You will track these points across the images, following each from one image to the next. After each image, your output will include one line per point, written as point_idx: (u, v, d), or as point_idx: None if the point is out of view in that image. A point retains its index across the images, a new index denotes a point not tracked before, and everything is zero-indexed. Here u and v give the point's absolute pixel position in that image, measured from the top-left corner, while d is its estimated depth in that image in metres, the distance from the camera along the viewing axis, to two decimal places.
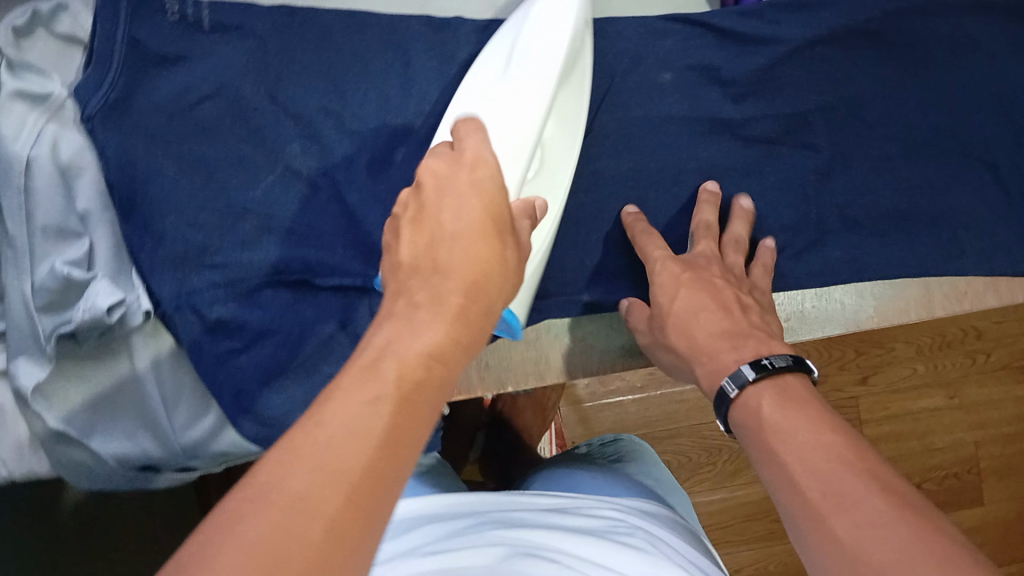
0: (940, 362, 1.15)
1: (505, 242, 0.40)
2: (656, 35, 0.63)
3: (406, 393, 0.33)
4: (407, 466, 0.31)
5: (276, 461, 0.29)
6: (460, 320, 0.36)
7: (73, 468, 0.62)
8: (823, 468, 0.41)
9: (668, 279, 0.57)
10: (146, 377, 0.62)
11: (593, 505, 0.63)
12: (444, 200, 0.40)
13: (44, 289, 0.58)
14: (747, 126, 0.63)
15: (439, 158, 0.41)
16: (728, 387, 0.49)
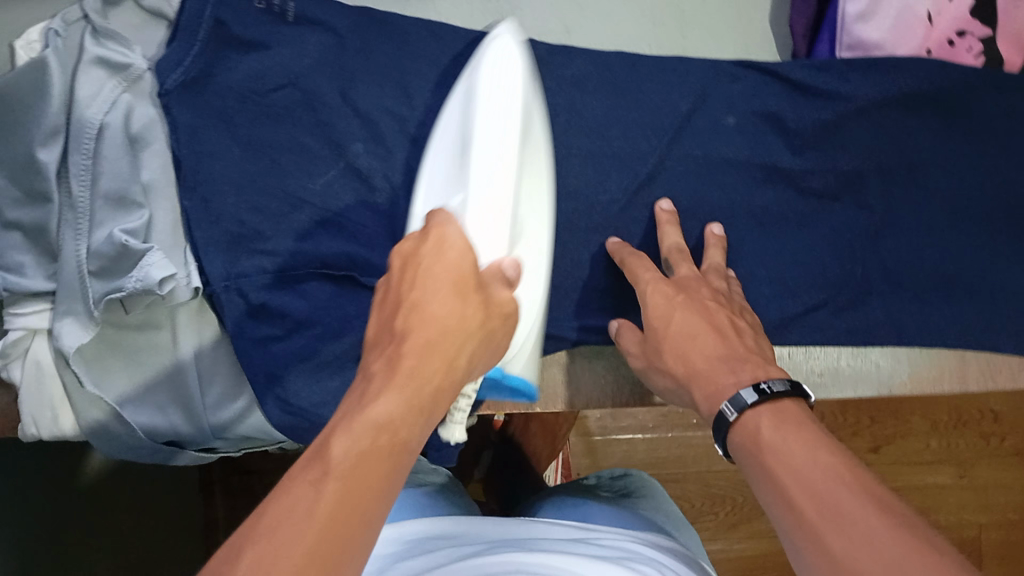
0: (954, 440, 1.15)
1: (471, 311, 0.44)
2: (725, 77, 0.64)
3: (369, 453, 0.36)
4: (370, 509, 0.35)
5: (258, 513, 0.34)
6: (422, 384, 0.40)
7: (100, 434, 0.62)
8: (822, 497, 0.40)
9: (661, 304, 0.56)
10: (185, 353, 0.63)
11: (606, 535, 0.63)
12: (418, 279, 0.45)
13: (99, 254, 0.60)
14: (805, 178, 0.64)
15: (412, 242, 0.47)
16: (726, 411, 0.48)
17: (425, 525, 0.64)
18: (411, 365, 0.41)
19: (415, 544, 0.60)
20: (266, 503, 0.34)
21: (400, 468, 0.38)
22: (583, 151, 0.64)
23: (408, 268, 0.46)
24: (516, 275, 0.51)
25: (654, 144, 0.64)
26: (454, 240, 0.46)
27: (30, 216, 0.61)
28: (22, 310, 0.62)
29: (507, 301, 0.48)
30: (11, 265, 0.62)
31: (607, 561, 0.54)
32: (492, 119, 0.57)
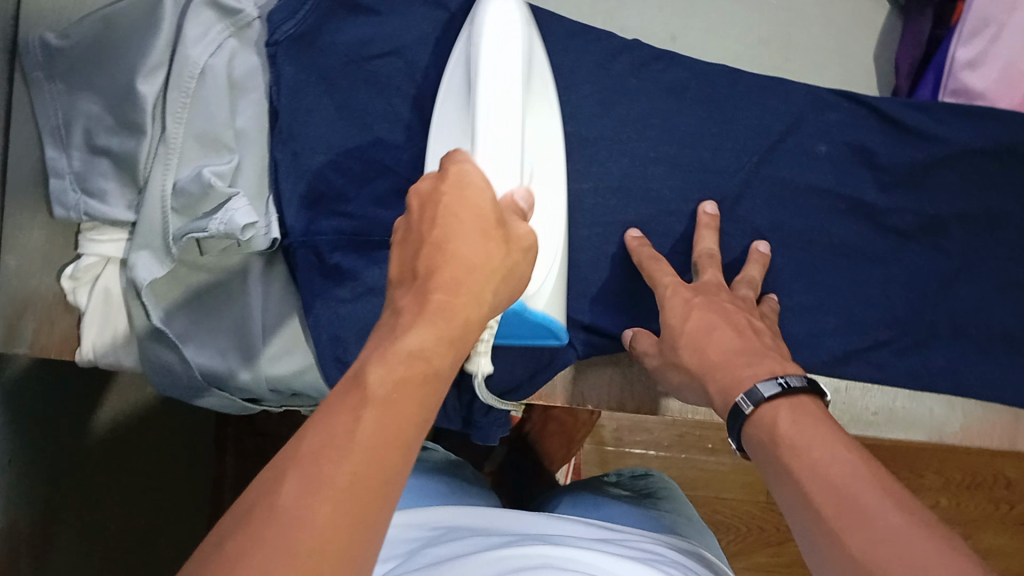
0: (963, 501, 1.15)
1: (495, 248, 0.43)
2: (823, 106, 0.65)
3: (404, 382, 0.35)
4: (407, 438, 0.34)
5: (294, 439, 0.32)
6: (454, 319, 0.39)
7: (157, 370, 0.62)
8: (839, 491, 0.39)
9: (679, 304, 0.56)
10: (252, 300, 0.64)
11: (634, 539, 0.62)
12: (448, 218, 0.43)
13: (185, 191, 0.60)
14: (889, 216, 0.64)
15: (433, 181, 0.45)
16: (741, 404, 0.47)
17: (455, 513, 0.63)
18: (440, 301, 0.39)
19: (445, 531, 0.60)
20: (303, 427, 0.33)
21: (433, 402, 0.36)
22: (669, 158, 0.64)
23: (429, 208, 0.44)
24: (529, 208, 0.49)
25: (742, 161, 0.64)
26: (475, 179, 0.44)
27: (119, 145, 0.62)
28: (100, 236, 0.63)
29: (528, 234, 0.45)
30: (93, 190, 0.62)
31: (640, 563, 0.54)
32: (501, 53, 0.53)
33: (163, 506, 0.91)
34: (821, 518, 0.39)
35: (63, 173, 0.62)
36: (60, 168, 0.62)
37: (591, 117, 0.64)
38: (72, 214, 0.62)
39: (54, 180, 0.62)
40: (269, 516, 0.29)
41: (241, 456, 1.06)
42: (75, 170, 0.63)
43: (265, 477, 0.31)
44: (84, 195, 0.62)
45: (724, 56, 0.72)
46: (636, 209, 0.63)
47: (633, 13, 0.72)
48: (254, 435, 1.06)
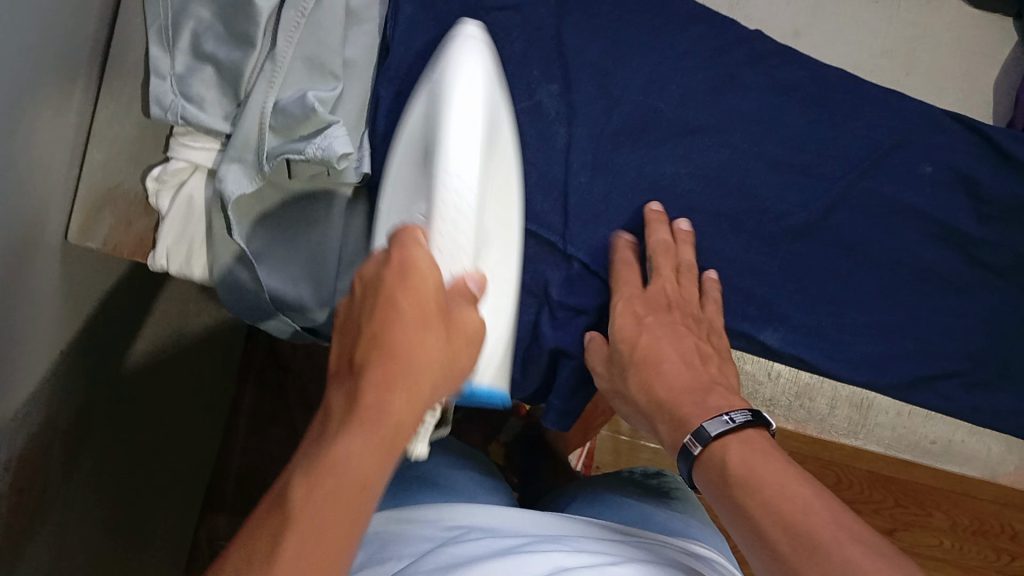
0: (967, 546, 1.11)
1: (438, 338, 0.41)
2: (934, 126, 0.64)
3: (328, 503, 0.35)
4: (329, 562, 0.34)
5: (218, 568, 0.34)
6: (386, 419, 0.38)
7: (228, 284, 0.62)
8: (785, 518, 0.42)
9: (631, 325, 0.59)
10: (333, 230, 0.64)
11: (649, 542, 0.58)
12: (388, 308, 0.41)
13: (286, 112, 0.59)
14: (982, 249, 0.64)
15: (376, 265, 0.42)
16: (691, 444, 0.51)
17: (463, 512, 0.59)
18: (373, 399, 0.38)
19: (452, 530, 0.56)
20: (232, 551, 0.34)
21: (362, 512, 0.36)
22: (771, 156, 0.64)
23: (371, 295, 0.42)
24: (481, 290, 0.47)
25: (844, 170, 0.64)
26: (422, 260, 0.42)
27: (226, 55, 0.61)
28: (193, 142, 0.62)
29: (471, 324, 0.44)
30: (192, 95, 0.61)
31: (660, 569, 0.50)
32: (463, 112, 0.52)
33: (173, 470, 0.91)
34: (769, 543, 0.42)
35: (164, 74, 0.61)
36: (162, 69, 0.61)
37: (701, 104, 0.64)
38: (168, 115, 0.61)
39: (155, 80, 0.61)
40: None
41: (262, 387, 1.06)
42: (177, 73, 0.62)
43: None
44: (181, 99, 0.61)
45: (844, 62, 0.72)
46: (726, 201, 0.63)
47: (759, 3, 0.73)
48: (277, 367, 1.06)
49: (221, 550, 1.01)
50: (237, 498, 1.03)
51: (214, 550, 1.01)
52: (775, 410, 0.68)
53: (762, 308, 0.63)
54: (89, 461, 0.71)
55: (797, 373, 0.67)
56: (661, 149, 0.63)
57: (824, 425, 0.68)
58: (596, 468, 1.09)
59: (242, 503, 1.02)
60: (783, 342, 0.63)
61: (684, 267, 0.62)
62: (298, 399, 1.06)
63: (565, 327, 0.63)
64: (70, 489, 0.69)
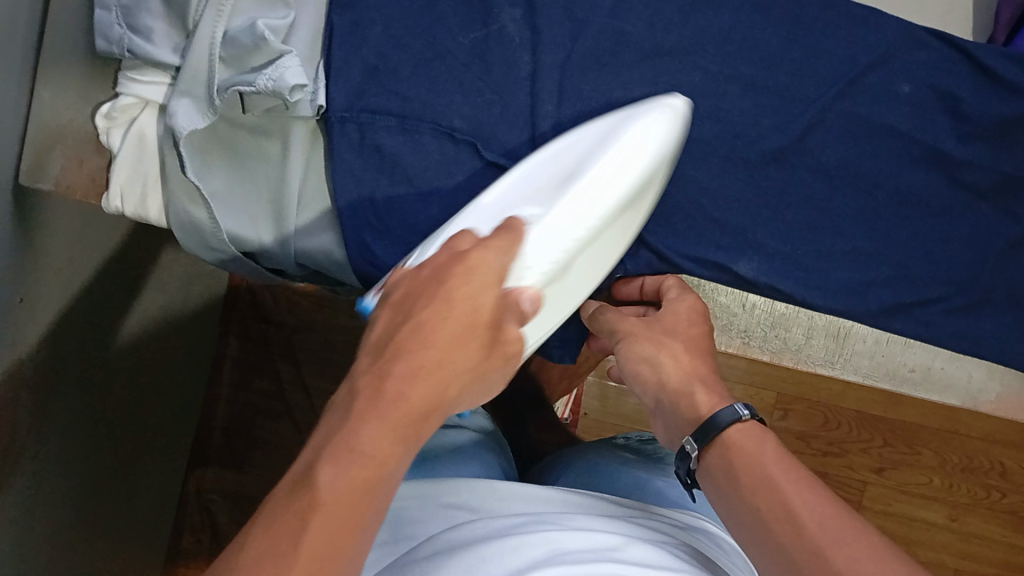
0: (957, 483, 1.09)
1: (479, 348, 0.46)
2: (914, 45, 0.62)
3: (352, 485, 0.38)
4: (347, 552, 0.37)
5: (241, 540, 0.37)
6: (413, 412, 0.41)
7: (184, 223, 0.61)
8: (804, 512, 0.44)
9: (682, 310, 0.59)
10: (291, 167, 0.60)
11: (641, 516, 0.56)
12: (435, 314, 0.45)
13: (235, 42, 0.57)
14: (964, 169, 0.62)
15: (448, 258, 0.48)
16: (736, 410, 0.50)
17: (445, 485, 0.58)
18: (396, 388, 0.41)
19: (445, 511, 0.55)
20: (254, 529, 0.37)
21: (379, 502, 0.39)
22: (744, 78, 0.61)
23: (432, 284, 0.47)
24: (532, 312, 0.49)
25: (820, 91, 0.61)
26: (481, 269, 0.48)
27: None
28: (141, 77, 0.60)
29: (514, 341, 0.49)
30: (140, 27, 0.59)
31: (664, 547, 0.48)
32: (620, 173, 0.53)
33: (169, 430, 0.94)
34: (778, 543, 0.44)
35: (108, 3, 0.58)
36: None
37: (670, 25, 0.61)
38: (114, 48, 0.59)
39: (99, 11, 0.58)
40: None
41: (244, 338, 1.04)
42: (122, 3, 0.58)
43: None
44: (129, 31, 0.59)
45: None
46: (698, 127, 0.61)
47: None
48: (261, 319, 1.04)
49: (211, 503, 1.02)
50: (226, 450, 1.03)
51: (203, 499, 1.02)
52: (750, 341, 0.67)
53: (739, 238, 0.62)
54: (67, 414, 0.71)
55: (772, 305, 0.65)
56: (631, 74, 0.61)
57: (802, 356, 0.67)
58: (583, 414, 1.07)
59: (231, 456, 1.03)
60: (758, 272, 0.61)
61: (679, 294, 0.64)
62: (283, 349, 1.04)
63: None
64: (45, 440, 0.67)
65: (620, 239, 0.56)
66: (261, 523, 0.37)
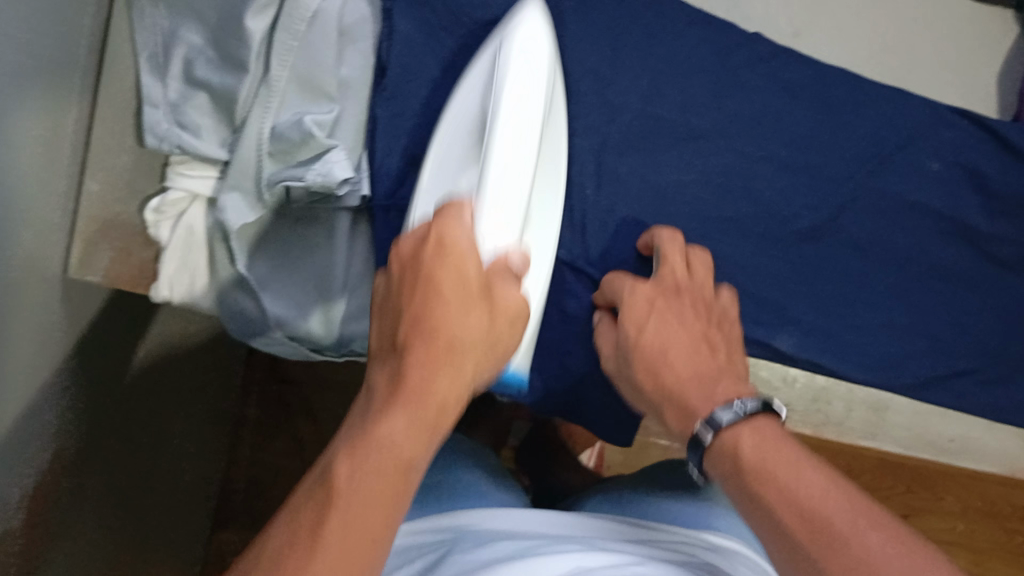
0: (977, 530, 1.09)
1: (484, 313, 0.43)
2: (943, 122, 0.64)
3: (375, 473, 0.36)
4: (378, 541, 0.35)
5: (267, 536, 0.35)
6: (430, 400, 0.39)
7: (232, 311, 0.61)
8: (805, 509, 0.41)
9: (642, 309, 0.57)
10: (335, 255, 0.62)
11: (666, 543, 0.52)
12: (432, 294, 0.42)
13: (282, 137, 0.58)
14: (990, 242, 0.64)
15: (411, 244, 0.45)
16: (702, 432, 0.49)
17: (474, 513, 0.56)
18: (418, 378, 0.39)
19: (459, 533, 0.52)
20: (268, 543, 0.35)
21: (404, 492, 0.37)
22: (777, 159, 0.63)
23: (411, 276, 0.44)
24: (524, 268, 0.49)
25: (850, 169, 0.63)
26: (459, 243, 0.44)
27: (220, 81, 0.59)
28: (189, 171, 0.62)
29: (516, 302, 0.45)
30: (187, 123, 0.60)
31: (685, 569, 0.47)
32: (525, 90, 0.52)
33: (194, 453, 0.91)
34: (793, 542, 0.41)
35: (158, 102, 0.60)
36: (155, 97, 0.60)
37: (703, 108, 0.63)
38: (164, 145, 0.60)
39: (148, 108, 0.60)
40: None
41: (264, 401, 1.04)
42: (171, 101, 0.60)
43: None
44: (177, 126, 0.60)
45: (846, 58, 0.71)
46: (733, 206, 0.63)
47: (760, 3, 0.70)
48: (279, 380, 1.04)
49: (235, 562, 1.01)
50: (248, 507, 1.02)
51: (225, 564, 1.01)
52: (791, 416, 0.67)
53: (776, 312, 0.62)
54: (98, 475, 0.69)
55: (811, 378, 0.66)
56: (665, 156, 0.63)
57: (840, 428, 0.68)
58: (607, 467, 1.04)
59: (252, 517, 1.02)
60: (796, 346, 0.62)
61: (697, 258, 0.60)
62: (303, 408, 1.04)
63: (574, 340, 0.62)
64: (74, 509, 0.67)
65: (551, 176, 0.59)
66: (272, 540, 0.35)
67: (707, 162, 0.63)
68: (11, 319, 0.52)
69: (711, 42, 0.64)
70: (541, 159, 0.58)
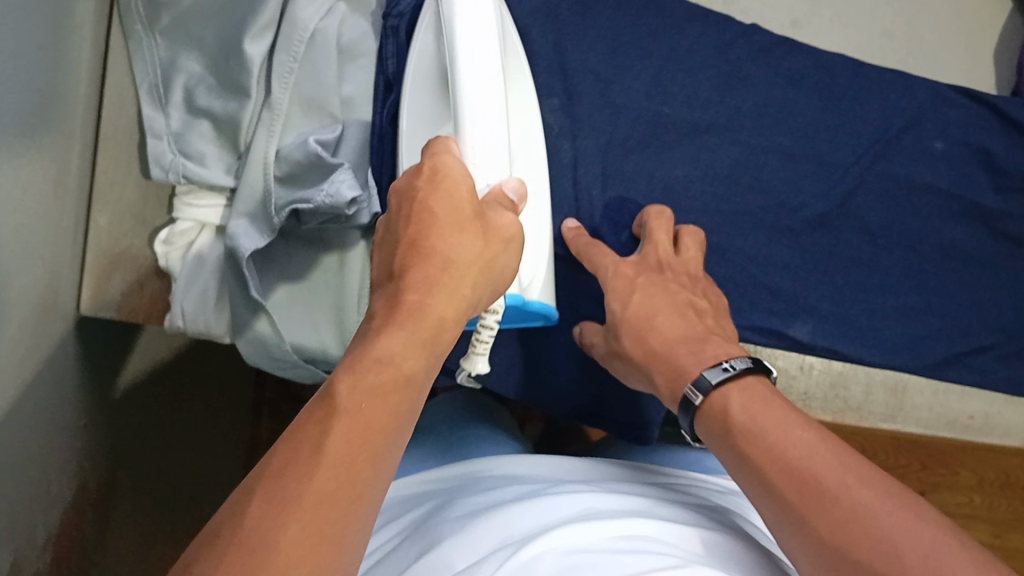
0: None
1: (480, 236, 0.40)
2: (945, 104, 0.65)
3: (377, 390, 0.32)
4: (381, 463, 0.30)
5: (242, 490, 0.28)
6: (427, 317, 0.36)
7: (247, 338, 0.59)
8: (800, 470, 0.37)
9: (622, 285, 0.54)
10: (348, 275, 0.62)
11: (677, 492, 0.48)
12: (426, 223, 0.39)
13: (290, 159, 0.58)
14: (1005, 220, 0.65)
15: (408, 176, 0.41)
16: (691, 396, 0.45)
17: (489, 462, 0.52)
18: (414, 299, 0.36)
19: (470, 480, 0.49)
20: (257, 473, 0.29)
21: (408, 412, 0.33)
22: (783, 149, 0.64)
23: (404, 206, 0.40)
24: (519, 198, 0.45)
25: (857, 155, 0.64)
26: (452, 169, 0.41)
27: (222, 108, 0.59)
28: (198, 201, 0.61)
29: (511, 223, 0.42)
30: (192, 152, 0.60)
31: (705, 511, 0.44)
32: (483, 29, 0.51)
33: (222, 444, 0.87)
34: (815, 532, 0.35)
35: (160, 133, 0.60)
36: (157, 128, 0.60)
37: (707, 104, 0.63)
38: (169, 176, 0.59)
39: (152, 140, 0.60)
40: (245, 550, 0.26)
41: None
42: (173, 130, 0.60)
43: (194, 547, 0.27)
44: (181, 156, 0.60)
45: (846, 44, 0.71)
46: (744, 198, 0.63)
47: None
48: None
49: None
50: None
51: None
52: (811, 404, 0.67)
53: (790, 302, 0.62)
54: (122, 472, 0.69)
55: (829, 364, 0.66)
56: (671, 154, 0.63)
57: (862, 413, 0.67)
58: None
59: None
60: (813, 333, 0.63)
61: (686, 231, 0.59)
62: None
63: None
64: (100, 543, 0.66)
65: (529, 121, 0.57)
66: (262, 461, 0.29)
67: (715, 157, 0.63)
68: (28, 348, 0.51)
69: (711, 39, 0.64)
70: (522, 106, 0.57)
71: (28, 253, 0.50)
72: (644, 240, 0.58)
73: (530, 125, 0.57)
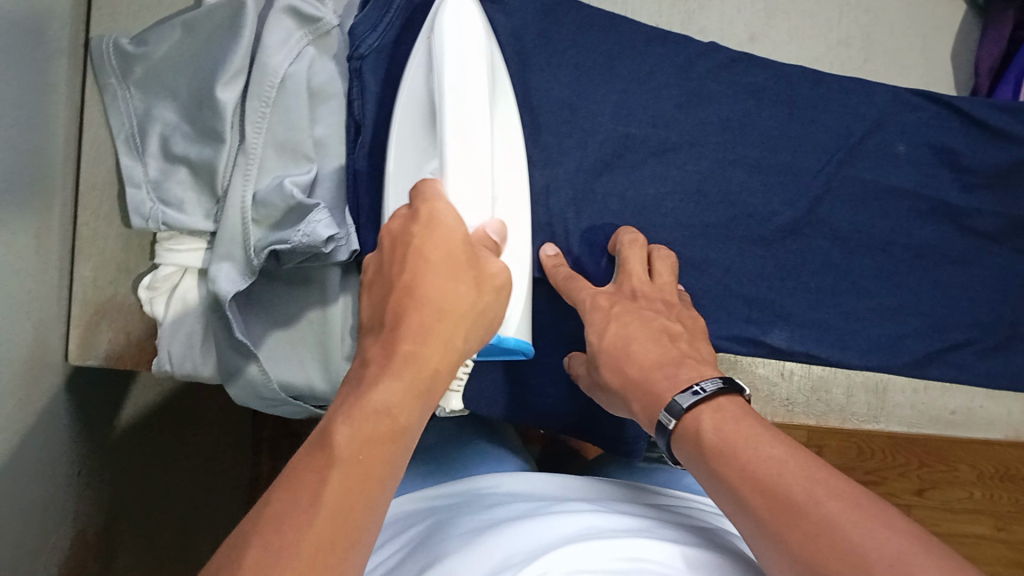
0: None
1: (474, 282, 0.41)
2: (907, 107, 0.66)
3: (371, 441, 0.33)
4: (374, 510, 0.32)
5: (242, 530, 0.30)
6: (423, 365, 0.36)
7: (235, 379, 0.60)
8: (771, 483, 0.38)
9: (599, 316, 0.55)
10: (331, 319, 0.62)
11: (669, 512, 0.48)
12: (425, 273, 0.39)
13: (267, 202, 0.58)
14: (972, 217, 0.66)
15: (400, 222, 0.42)
16: (665, 420, 0.46)
17: (493, 480, 0.53)
18: (410, 348, 0.37)
19: (473, 497, 0.50)
20: (256, 515, 0.30)
21: (400, 462, 0.34)
22: (749, 161, 0.65)
23: (397, 252, 0.41)
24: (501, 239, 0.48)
25: (822, 163, 0.66)
26: (444, 212, 0.42)
27: (198, 154, 0.60)
28: (178, 246, 0.61)
29: (501, 270, 0.42)
30: (171, 199, 0.61)
31: (698, 531, 0.44)
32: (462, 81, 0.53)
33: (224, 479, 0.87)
34: (784, 540, 0.36)
35: (139, 181, 0.61)
36: (136, 177, 0.61)
37: (672, 121, 0.65)
38: (150, 224, 0.61)
39: (131, 189, 0.61)
40: None
41: None
42: (152, 179, 0.61)
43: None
44: (161, 204, 0.61)
45: (805, 56, 0.72)
46: (713, 212, 0.64)
47: (712, 15, 0.72)
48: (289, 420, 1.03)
49: None
50: None
51: None
52: (794, 409, 0.68)
53: (767, 310, 0.64)
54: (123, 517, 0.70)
55: (808, 368, 0.68)
56: (641, 172, 0.64)
57: (845, 414, 0.68)
58: None
59: None
60: (791, 339, 0.64)
61: (659, 254, 0.60)
62: None
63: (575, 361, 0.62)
64: None
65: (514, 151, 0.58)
66: (262, 501, 0.31)
67: (684, 173, 0.64)
68: (21, 403, 0.52)
69: (672, 58, 0.66)
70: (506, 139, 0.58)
71: (13, 308, 0.51)
72: (619, 267, 0.59)
73: (513, 153, 0.57)
